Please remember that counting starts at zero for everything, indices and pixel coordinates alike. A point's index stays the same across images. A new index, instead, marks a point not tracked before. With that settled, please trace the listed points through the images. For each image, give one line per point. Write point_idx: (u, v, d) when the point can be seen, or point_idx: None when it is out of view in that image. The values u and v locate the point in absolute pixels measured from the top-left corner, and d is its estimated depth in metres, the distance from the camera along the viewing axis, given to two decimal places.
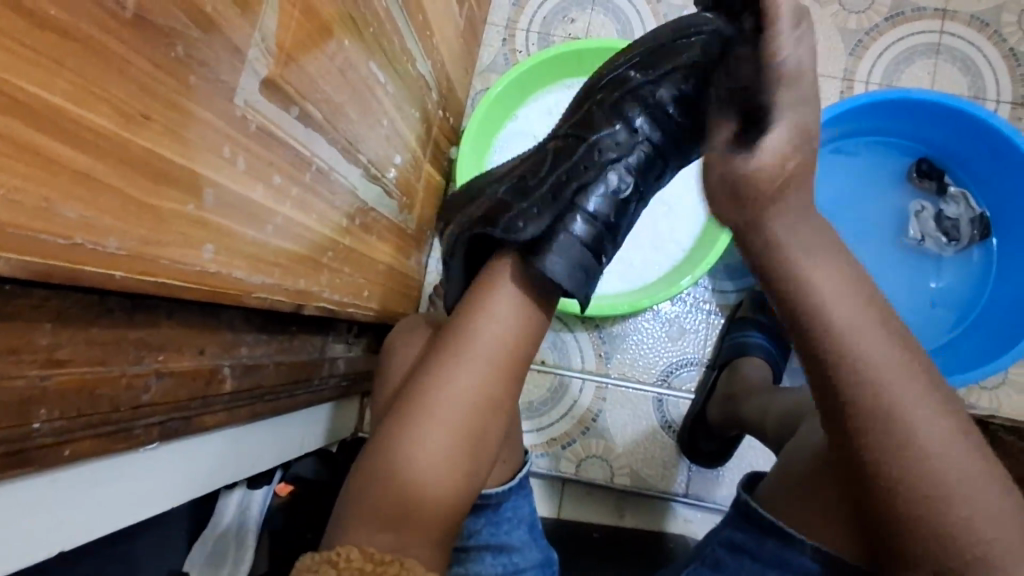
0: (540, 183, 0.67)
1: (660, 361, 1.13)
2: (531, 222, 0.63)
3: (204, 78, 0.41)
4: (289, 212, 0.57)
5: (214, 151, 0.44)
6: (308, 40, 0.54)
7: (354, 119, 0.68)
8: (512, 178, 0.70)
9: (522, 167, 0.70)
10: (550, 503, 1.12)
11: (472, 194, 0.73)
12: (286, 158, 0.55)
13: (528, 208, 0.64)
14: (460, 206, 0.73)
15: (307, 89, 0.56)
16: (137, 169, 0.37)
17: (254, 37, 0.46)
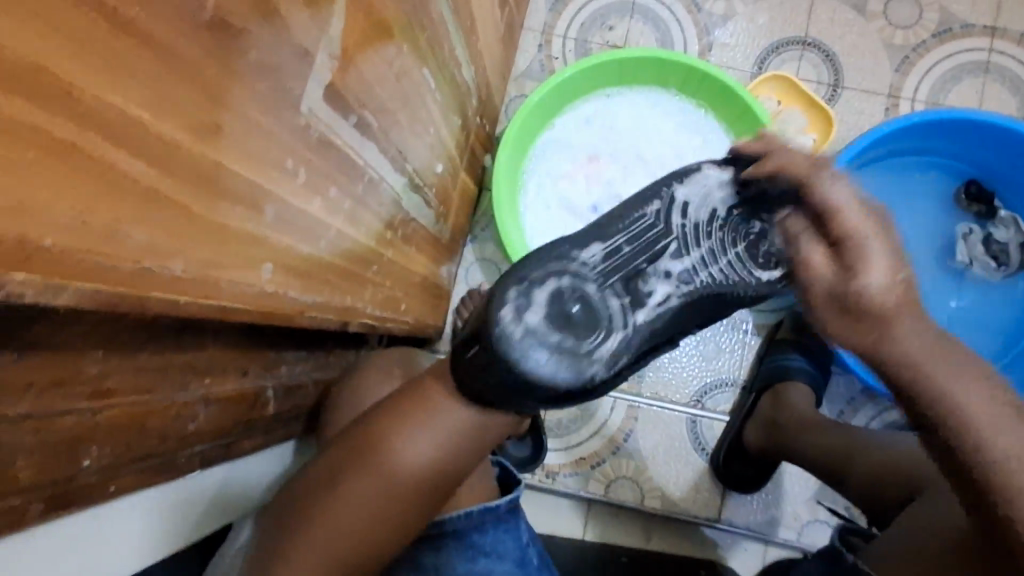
0: (640, 270, 0.57)
1: (695, 381, 1.09)
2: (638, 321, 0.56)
3: (273, 83, 0.38)
4: (341, 226, 0.54)
5: (277, 164, 0.41)
6: (370, 46, 0.51)
7: (404, 127, 0.65)
8: (632, 285, 0.57)
9: (638, 268, 0.57)
10: (575, 524, 1.08)
11: (580, 313, 0.55)
12: (342, 169, 0.52)
13: (693, 315, 0.60)
14: (571, 334, 0.54)
15: (364, 95, 0.52)
16: (204, 185, 0.34)
17: (320, 41, 0.43)
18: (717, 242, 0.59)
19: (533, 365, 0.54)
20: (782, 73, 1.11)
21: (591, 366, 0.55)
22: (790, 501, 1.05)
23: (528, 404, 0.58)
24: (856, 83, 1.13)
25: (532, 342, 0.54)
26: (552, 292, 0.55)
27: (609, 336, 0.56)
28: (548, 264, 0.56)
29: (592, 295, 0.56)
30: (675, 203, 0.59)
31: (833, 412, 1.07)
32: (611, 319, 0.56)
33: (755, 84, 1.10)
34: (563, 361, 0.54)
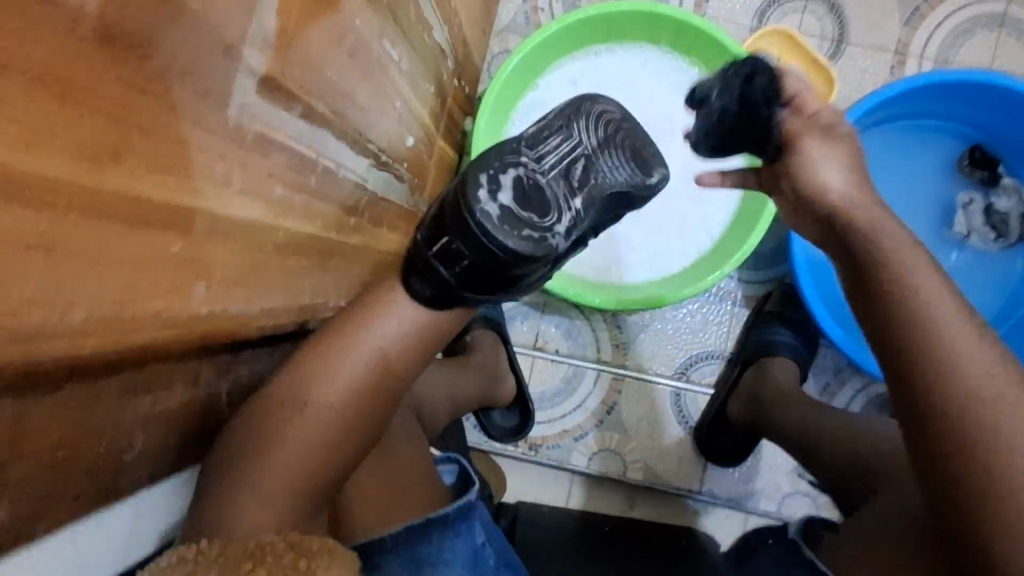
0: (573, 166, 0.63)
1: (680, 354, 1.07)
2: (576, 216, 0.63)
3: (189, 88, 0.33)
4: (293, 224, 0.50)
5: (205, 176, 0.37)
6: (319, 25, 0.46)
7: (367, 105, 0.59)
8: (570, 177, 0.63)
9: (575, 161, 0.63)
10: (558, 491, 1.09)
11: (530, 199, 0.60)
12: (291, 163, 0.47)
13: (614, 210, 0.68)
14: (534, 212, 0.60)
15: (314, 79, 0.47)
16: (109, 218, 0.30)
17: (252, 29, 0.38)
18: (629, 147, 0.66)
19: (507, 237, 0.58)
20: (783, 28, 1.04)
21: (553, 242, 0.61)
22: (772, 474, 1.05)
23: (488, 290, 0.63)
24: (861, 38, 1.06)
25: (507, 218, 0.59)
26: (512, 180, 0.60)
27: (564, 217, 0.62)
28: (501, 160, 0.61)
29: (544, 183, 0.61)
30: (592, 113, 0.66)
31: (818, 386, 1.05)
32: (564, 202, 0.62)
33: (753, 40, 1.02)
34: (533, 237, 0.60)
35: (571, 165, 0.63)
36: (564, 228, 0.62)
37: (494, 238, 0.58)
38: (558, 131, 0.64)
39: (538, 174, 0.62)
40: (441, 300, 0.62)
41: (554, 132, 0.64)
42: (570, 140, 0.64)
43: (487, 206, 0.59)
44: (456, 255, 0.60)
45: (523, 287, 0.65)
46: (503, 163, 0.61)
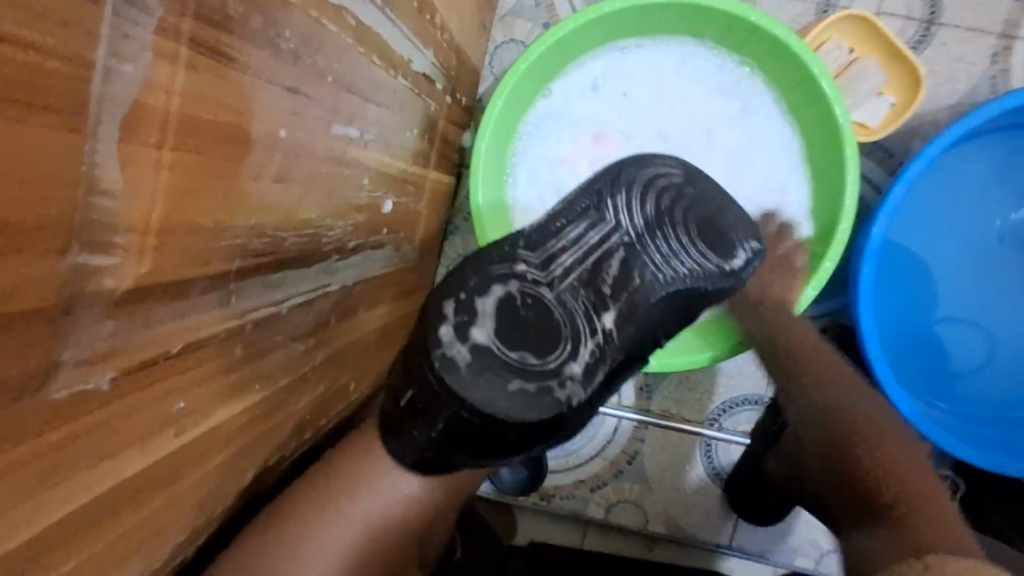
0: (593, 275, 0.54)
1: (712, 399, 0.95)
2: (599, 342, 0.53)
3: None
4: (213, 420, 0.37)
5: (19, 500, 0.24)
6: (219, 179, 0.31)
7: (318, 212, 0.44)
8: (592, 289, 0.54)
9: (597, 264, 0.55)
10: (572, 532, 1.00)
11: (531, 323, 0.50)
12: (200, 361, 0.34)
13: (662, 319, 0.56)
14: (534, 352, 0.50)
15: (215, 244, 0.33)
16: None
17: (70, 263, 0.23)
18: (674, 233, 0.56)
19: (491, 397, 0.48)
20: (858, 9, 0.82)
21: (564, 388, 0.50)
22: (810, 529, 0.96)
23: (488, 453, 0.52)
24: (959, 18, 0.84)
25: (487, 365, 0.48)
26: (502, 299, 0.51)
27: (578, 348, 0.52)
28: (496, 271, 0.52)
29: (553, 298, 0.52)
30: (623, 196, 0.57)
31: None
32: (578, 325, 0.52)
33: (819, 28, 0.82)
34: (528, 390, 0.49)
35: (595, 271, 0.54)
36: (582, 360, 0.52)
37: (470, 396, 0.48)
38: (576, 223, 0.56)
39: (544, 289, 0.53)
40: (430, 461, 0.53)
41: (571, 233, 0.56)
42: (590, 242, 0.55)
43: (459, 351, 0.48)
44: (427, 416, 0.50)
45: (549, 433, 0.54)
46: (499, 279, 0.52)
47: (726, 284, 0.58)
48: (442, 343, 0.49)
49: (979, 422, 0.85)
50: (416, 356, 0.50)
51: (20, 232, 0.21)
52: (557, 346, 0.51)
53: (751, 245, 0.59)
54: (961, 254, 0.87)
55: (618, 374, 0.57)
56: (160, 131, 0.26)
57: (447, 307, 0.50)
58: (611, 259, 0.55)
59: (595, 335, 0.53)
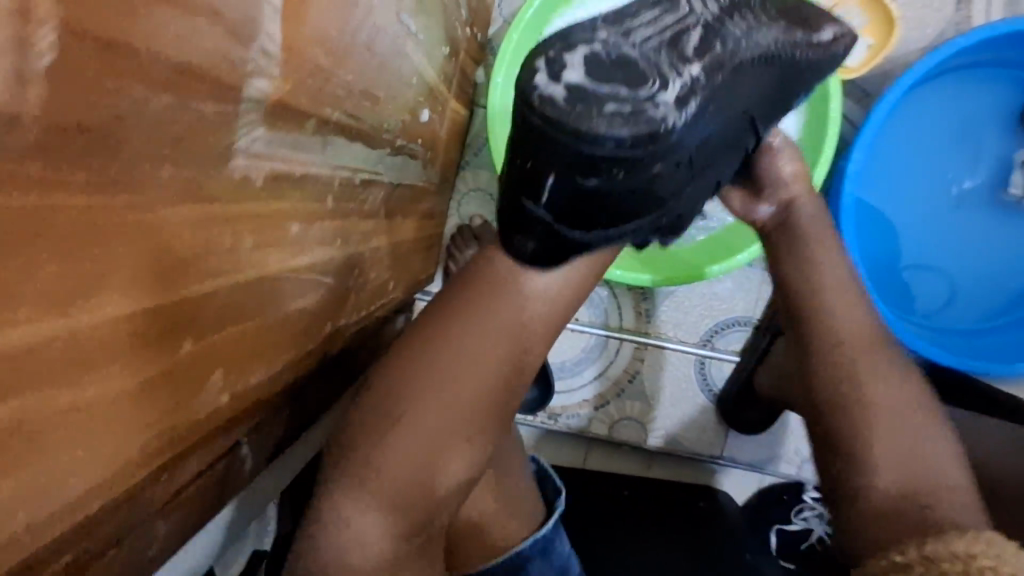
0: (679, 35, 0.50)
1: (706, 321, 1.03)
2: (695, 87, 0.49)
3: (159, 151, 0.27)
4: (308, 258, 0.43)
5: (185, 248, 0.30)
6: (328, 24, 0.36)
7: (384, 95, 0.50)
8: (677, 44, 0.50)
9: (678, 33, 0.50)
10: (576, 453, 1.08)
11: (616, 63, 0.47)
12: (304, 194, 0.40)
13: (757, 81, 0.54)
14: (626, 85, 0.47)
15: (324, 90, 0.38)
16: (52, 351, 0.25)
17: (237, 56, 0.29)
18: (753, 12, 0.54)
19: (589, 120, 0.46)
20: None
21: (658, 113, 0.47)
22: (793, 439, 1.05)
23: (594, 207, 0.52)
24: None
25: (584, 97, 0.46)
26: (588, 57, 0.47)
27: (669, 86, 0.48)
28: (578, 34, 0.49)
29: (636, 52, 0.48)
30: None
31: None
32: (665, 70, 0.48)
33: None
34: (624, 112, 0.46)
35: (683, 31, 0.51)
36: (679, 95, 0.48)
37: (575, 125, 0.46)
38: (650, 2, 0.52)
39: (626, 40, 0.49)
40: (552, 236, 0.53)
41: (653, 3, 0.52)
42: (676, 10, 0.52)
43: (549, 89, 0.46)
44: (534, 179, 0.51)
45: (656, 189, 0.52)
46: (587, 32, 0.49)
47: (814, 57, 0.57)
48: (537, 89, 0.47)
49: (948, 335, 0.94)
50: (520, 126, 0.49)
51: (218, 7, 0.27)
52: (647, 83, 0.47)
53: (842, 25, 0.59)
54: (931, 184, 0.94)
55: (716, 148, 0.55)
56: None
57: (534, 58, 0.47)
58: (697, 28, 0.51)
59: (692, 77, 0.49)
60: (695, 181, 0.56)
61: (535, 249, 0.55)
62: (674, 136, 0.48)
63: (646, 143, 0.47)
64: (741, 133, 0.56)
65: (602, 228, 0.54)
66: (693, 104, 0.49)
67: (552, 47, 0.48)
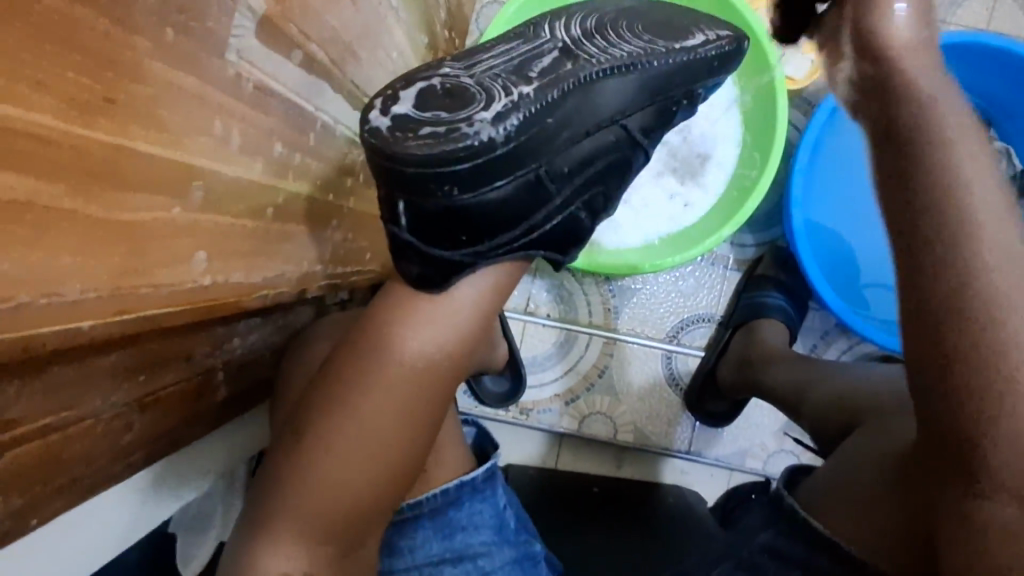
0: (527, 62, 0.51)
1: (672, 317, 1.07)
2: (501, 131, 0.48)
3: (180, 30, 0.31)
4: (292, 186, 0.47)
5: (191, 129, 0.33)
6: None
7: (363, 55, 0.54)
8: (494, 88, 0.49)
9: (528, 59, 0.52)
10: (548, 449, 1.09)
11: (441, 97, 0.49)
12: (289, 120, 0.44)
13: (621, 98, 0.53)
14: (444, 109, 0.49)
15: (312, 27, 0.43)
16: (92, 185, 0.28)
17: None
18: (630, 25, 0.54)
19: (402, 146, 0.48)
20: None
21: (471, 131, 0.48)
22: (757, 433, 1.08)
23: (467, 224, 0.53)
24: None
25: (409, 125, 0.48)
26: (426, 89, 0.49)
27: (501, 114, 0.48)
28: (422, 73, 0.51)
29: (469, 80, 0.50)
30: (563, 20, 0.54)
31: (806, 345, 1.06)
32: (494, 91, 0.49)
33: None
34: (438, 135, 0.48)
35: (539, 55, 0.52)
36: (429, 137, 0.48)
37: (389, 156, 0.48)
38: (514, 41, 0.53)
39: (464, 69, 0.51)
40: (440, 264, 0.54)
41: (532, 30, 0.54)
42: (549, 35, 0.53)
43: (379, 123, 0.49)
44: (392, 204, 0.53)
45: (522, 196, 0.53)
46: (469, 65, 0.51)
47: (683, 58, 0.53)
48: (367, 124, 0.49)
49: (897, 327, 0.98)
50: (385, 179, 0.50)
51: None
52: (469, 104, 0.49)
53: (718, 32, 0.55)
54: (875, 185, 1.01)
55: (515, 176, 0.52)
56: None
57: (372, 98, 0.50)
58: (553, 54, 0.52)
59: (507, 118, 0.48)
60: (546, 220, 0.57)
61: (421, 272, 0.55)
62: (485, 149, 0.48)
63: (452, 156, 0.48)
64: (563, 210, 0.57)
65: (480, 240, 0.55)
66: (515, 120, 0.49)
67: (423, 106, 0.49)
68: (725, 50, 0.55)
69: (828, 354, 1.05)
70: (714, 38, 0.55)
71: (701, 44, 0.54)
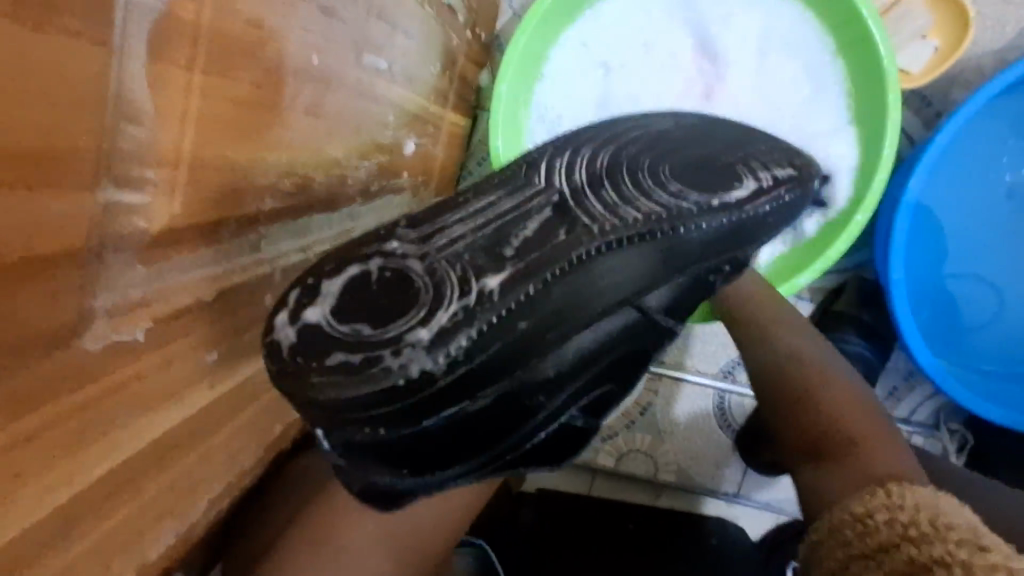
0: (502, 238, 0.34)
1: (727, 351, 0.94)
2: (446, 359, 0.32)
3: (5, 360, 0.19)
4: (242, 373, 0.35)
5: (49, 463, 0.22)
6: (246, 108, 0.27)
7: (342, 152, 0.40)
8: (443, 283, 0.33)
9: (509, 222, 0.35)
10: (581, 482, 1.01)
11: (368, 301, 0.33)
12: (220, 314, 0.31)
13: (633, 280, 0.36)
14: (369, 321, 0.32)
15: (247, 183, 0.30)
16: None
17: (99, 206, 0.21)
18: (648, 175, 0.37)
19: (307, 381, 0.32)
20: None
21: (398, 362, 0.31)
22: None
23: (414, 457, 0.37)
24: None
25: (317, 348, 0.32)
26: (352, 282, 0.34)
27: (447, 330, 0.32)
28: (360, 246, 0.35)
29: (419, 269, 0.33)
30: (566, 154, 0.38)
31: (884, 390, 0.91)
32: (447, 289, 0.33)
33: None
34: (350, 366, 0.32)
35: (516, 232, 0.35)
36: (340, 364, 0.32)
37: (286, 390, 0.32)
38: (493, 189, 0.37)
39: (413, 246, 0.34)
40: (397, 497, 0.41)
41: (520, 175, 0.37)
42: (531, 200, 0.36)
43: (284, 333, 0.33)
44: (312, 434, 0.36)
45: (483, 423, 0.37)
46: (416, 243, 0.34)
47: (710, 233, 0.37)
48: (273, 332, 0.34)
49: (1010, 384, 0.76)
50: (294, 407, 0.34)
51: (61, 149, 0.19)
52: (409, 310, 0.32)
53: (772, 174, 0.39)
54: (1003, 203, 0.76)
55: (476, 400, 0.35)
56: (190, 50, 0.23)
57: (288, 289, 0.35)
58: (535, 229, 0.35)
59: (457, 335, 0.32)
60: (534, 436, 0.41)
61: (365, 491, 0.40)
62: (424, 383, 0.32)
63: (370, 394, 0.32)
64: (557, 416, 0.41)
65: (423, 475, 0.39)
66: (462, 341, 0.32)
67: (340, 316, 0.33)
68: (783, 203, 0.39)
69: (897, 412, 0.91)
70: (770, 187, 0.39)
71: (744, 201, 0.37)
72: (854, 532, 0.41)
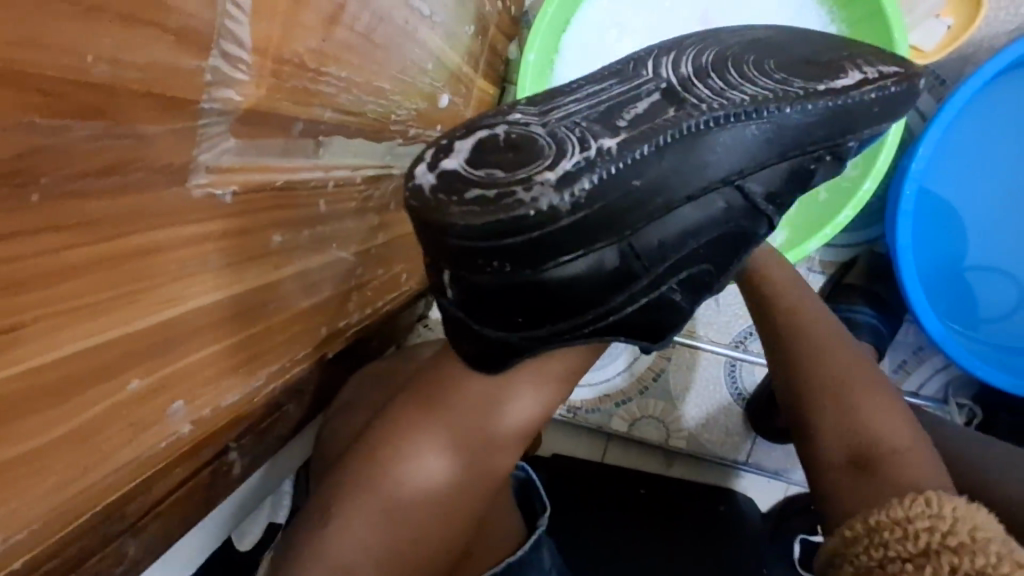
0: (613, 112, 0.42)
1: (740, 322, 0.97)
2: (570, 198, 0.39)
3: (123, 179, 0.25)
4: (296, 266, 0.40)
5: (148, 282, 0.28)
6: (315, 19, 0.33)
7: (389, 86, 0.46)
8: (565, 140, 0.40)
9: (621, 102, 0.42)
10: (595, 447, 1.04)
11: (502, 155, 0.41)
12: (283, 204, 0.36)
13: (736, 154, 0.41)
14: (501, 167, 0.40)
15: (313, 88, 0.35)
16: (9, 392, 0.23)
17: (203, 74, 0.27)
18: (748, 66, 0.42)
19: (447, 212, 0.40)
20: None
21: (529, 195, 0.39)
22: None
23: (525, 302, 0.45)
24: None
25: (454, 187, 0.40)
26: (485, 141, 0.42)
27: (570, 175, 0.39)
28: (488, 119, 0.44)
29: (542, 132, 0.41)
30: (672, 53, 0.45)
31: (893, 362, 0.93)
32: (567, 145, 0.40)
33: None
34: (487, 199, 0.39)
35: (628, 109, 0.41)
36: (479, 198, 0.39)
37: (431, 222, 0.41)
38: (608, 80, 0.44)
39: (538, 120, 0.42)
40: (500, 354, 0.48)
41: (633, 69, 0.45)
42: (641, 88, 0.43)
43: (425, 180, 0.41)
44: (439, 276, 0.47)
45: (591, 278, 0.44)
46: (541, 118, 0.42)
47: (810, 116, 0.41)
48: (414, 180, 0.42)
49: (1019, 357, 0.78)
50: (430, 245, 0.43)
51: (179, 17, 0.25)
52: (534, 161, 0.40)
53: (879, 69, 0.43)
54: None
55: (588, 246, 0.42)
56: None
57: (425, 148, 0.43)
58: (645, 107, 0.41)
59: (581, 180, 0.39)
60: (623, 301, 0.47)
61: (478, 351, 0.48)
62: (548, 217, 0.39)
63: (502, 221, 0.39)
64: (655, 285, 0.46)
65: (540, 325, 0.46)
66: (585, 184, 0.39)
67: (477, 165, 0.41)
68: (889, 94, 0.43)
69: (905, 386, 0.93)
70: (876, 78, 0.43)
71: (844, 89, 0.42)
72: (892, 535, 0.38)
